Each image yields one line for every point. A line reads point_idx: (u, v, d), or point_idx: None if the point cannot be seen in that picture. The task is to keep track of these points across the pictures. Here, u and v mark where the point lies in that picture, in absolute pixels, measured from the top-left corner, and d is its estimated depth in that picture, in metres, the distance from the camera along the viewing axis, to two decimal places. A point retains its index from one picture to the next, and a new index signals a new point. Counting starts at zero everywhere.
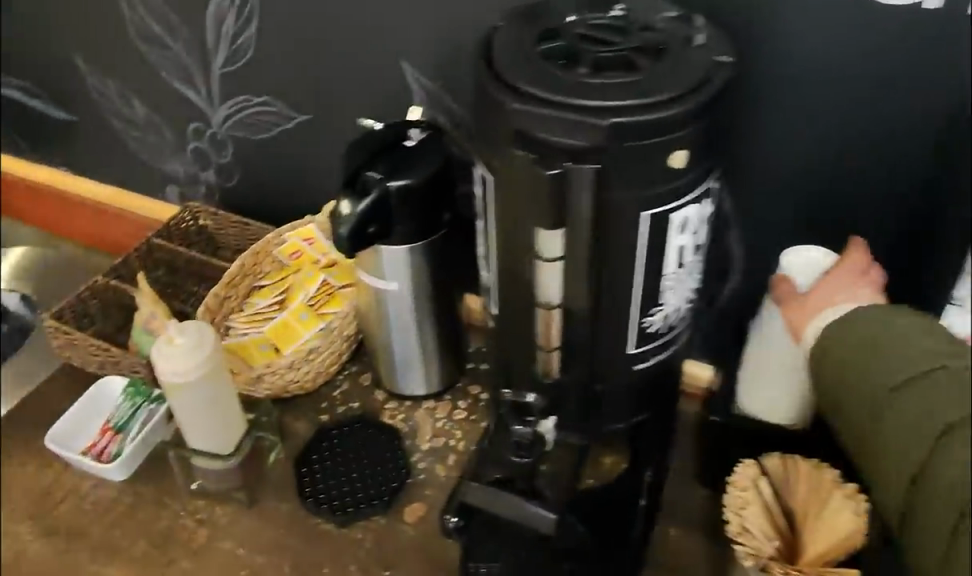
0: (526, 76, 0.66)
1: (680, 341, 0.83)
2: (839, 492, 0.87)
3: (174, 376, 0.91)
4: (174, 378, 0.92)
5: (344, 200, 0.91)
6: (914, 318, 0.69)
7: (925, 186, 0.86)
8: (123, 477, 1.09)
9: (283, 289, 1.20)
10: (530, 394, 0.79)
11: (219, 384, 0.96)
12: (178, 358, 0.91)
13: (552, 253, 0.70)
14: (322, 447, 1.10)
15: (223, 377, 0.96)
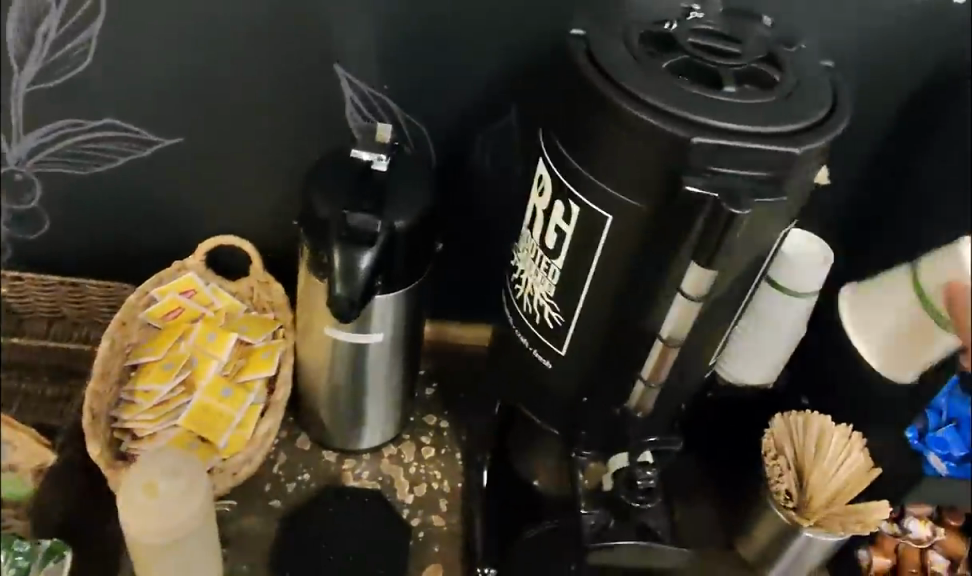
0: (676, 100, 0.59)
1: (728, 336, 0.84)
2: (841, 432, 0.91)
3: (144, 538, 0.67)
4: (163, 541, 0.67)
5: (339, 255, 0.73)
6: None
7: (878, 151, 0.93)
8: None
9: (180, 363, 0.92)
10: (646, 452, 0.75)
11: (201, 539, 0.71)
12: (151, 515, 0.66)
13: (696, 293, 0.64)
14: (297, 540, 0.91)
15: (209, 528, 0.71)
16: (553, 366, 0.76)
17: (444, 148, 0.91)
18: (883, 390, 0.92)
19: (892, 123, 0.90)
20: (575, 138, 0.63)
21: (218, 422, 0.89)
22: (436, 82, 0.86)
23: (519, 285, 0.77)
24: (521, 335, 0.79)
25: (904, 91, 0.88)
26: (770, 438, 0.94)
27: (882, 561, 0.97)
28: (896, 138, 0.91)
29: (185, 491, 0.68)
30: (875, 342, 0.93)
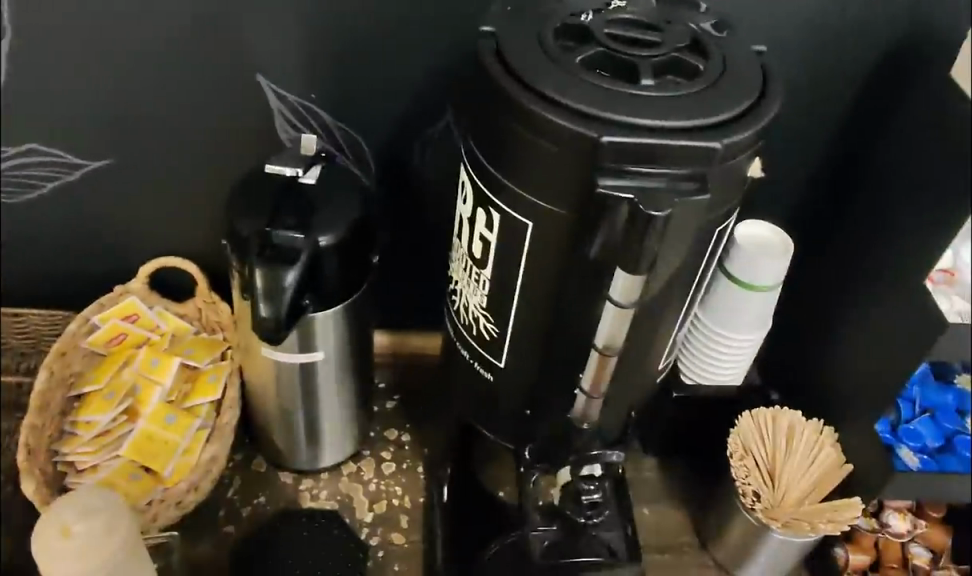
0: (587, 98, 0.55)
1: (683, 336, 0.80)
2: (809, 428, 0.90)
3: None
4: None
5: (260, 276, 0.70)
6: None
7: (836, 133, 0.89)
8: None
9: (122, 392, 0.89)
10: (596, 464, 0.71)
11: None
12: (68, 560, 0.64)
13: (625, 300, 0.60)
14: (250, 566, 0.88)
15: (132, 569, 0.69)
16: (495, 378, 0.74)
17: (382, 155, 0.87)
18: (850, 383, 0.88)
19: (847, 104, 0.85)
20: (490, 142, 0.60)
21: (163, 451, 0.86)
22: (365, 88, 0.82)
23: (455, 297, 0.74)
24: (463, 348, 0.76)
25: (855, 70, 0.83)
26: (737, 438, 0.91)
27: (859, 557, 0.93)
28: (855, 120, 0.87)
29: (105, 533, 0.65)
30: (841, 334, 0.89)
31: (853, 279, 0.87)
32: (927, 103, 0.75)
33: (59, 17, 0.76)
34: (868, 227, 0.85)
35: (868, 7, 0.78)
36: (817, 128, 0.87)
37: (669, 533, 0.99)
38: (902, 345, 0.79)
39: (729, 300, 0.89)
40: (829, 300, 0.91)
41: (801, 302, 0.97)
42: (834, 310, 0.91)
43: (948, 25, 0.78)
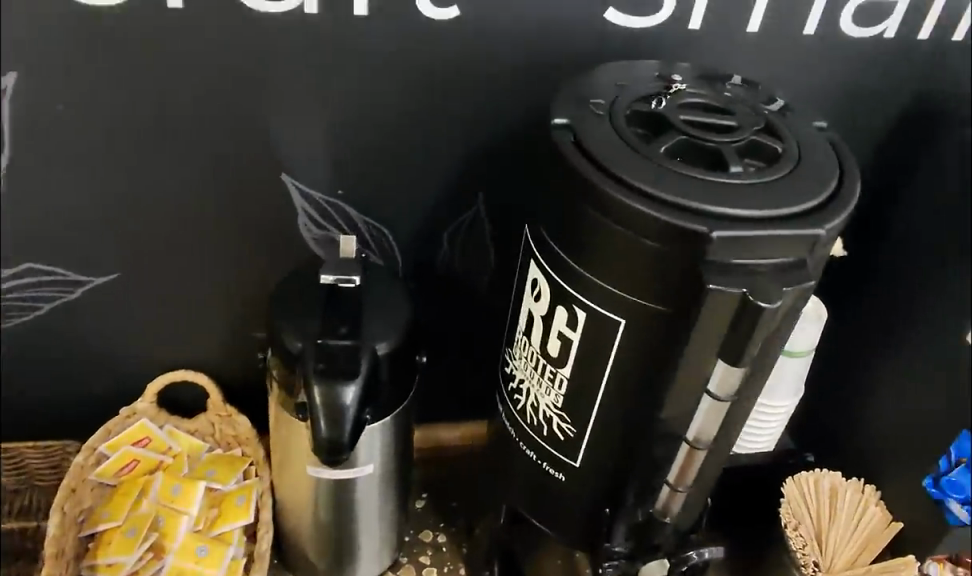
0: (687, 191, 0.54)
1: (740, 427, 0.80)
2: (851, 489, 0.90)
3: None
4: None
5: (318, 391, 0.65)
6: None
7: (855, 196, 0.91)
8: None
9: (145, 526, 0.82)
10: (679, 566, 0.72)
11: None
12: None
13: (724, 393, 0.59)
14: None
15: None
16: (568, 478, 0.71)
17: (414, 247, 0.85)
18: (894, 440, 0.89)
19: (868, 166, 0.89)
20: (570, 238, 0.59)
21: None
22: (399, 182, 0.80)
23: (519, 396, 0.71)
24: (528, 448, 0.73)
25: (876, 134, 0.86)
26: (788, 508, 0.89)
27: None
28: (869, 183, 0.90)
29: None
30: (879, 392, 0.91)
31: (885, 337, 0.89)
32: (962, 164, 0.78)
33: (75, 132, 0.71)
34: (902, 285, 0.87)
35: (890, 76, 0.81)
36: None
37: None
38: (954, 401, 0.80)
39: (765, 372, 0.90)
40: (862, 359, 0.93)
41: (829, 361, 0.98)
42: (868, 368, 0.92)
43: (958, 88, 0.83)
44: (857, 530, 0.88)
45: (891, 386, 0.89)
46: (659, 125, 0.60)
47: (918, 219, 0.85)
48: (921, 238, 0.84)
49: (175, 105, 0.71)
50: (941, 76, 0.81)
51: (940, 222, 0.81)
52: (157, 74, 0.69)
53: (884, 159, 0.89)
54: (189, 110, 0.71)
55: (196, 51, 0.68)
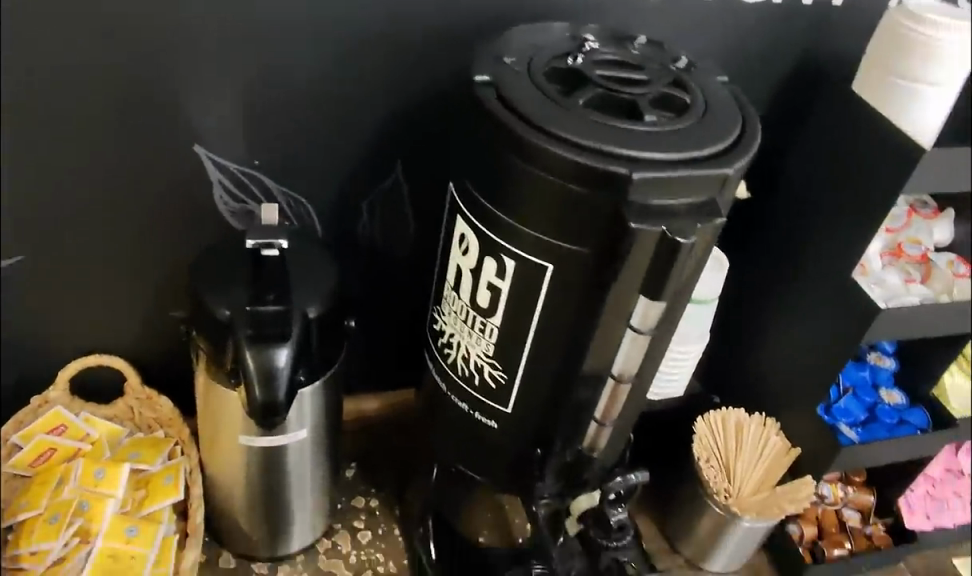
0: (606, 138, 0.57)
1: None
2: (754, 423, 0.98)
3: None
4: None
5: (250, 357, 0.65)
6: None
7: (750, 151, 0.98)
8: None
9: (69, 512, 0.79)
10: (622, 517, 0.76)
11: None
12: None
13: (644, 326, 0.63)
14: None
15: None
16: (500, 424, 0.74)
17: (332, 215, 0.85)
18: (790, 374, 0.97)
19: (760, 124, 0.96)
20: (494, 189, 0.62)
21: (131, 566, 0.78)
22: (316, 149, 0.80)
23: (449, 350, 0.74)
24: (460, 400, 0.76)
25: (767, 93, 0.93)
26: (700, 443, 0.97)
27: (810, 530, 1.01)
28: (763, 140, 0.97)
29: None
30: (775, 331, 0.98)
31: (781, 280, 0.97)
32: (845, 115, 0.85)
33: None
34: (793, 231, 0.94)
35: (779, 37, 0.87)
36: None
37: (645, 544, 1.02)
38: (843, 333, 0.88)
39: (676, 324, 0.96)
40: (759, 302, 1.00)
41: (730, 308, 1.05)
42: (765, 310, 1.00)
43: (838, 49, 0.90)
44: (760, 459, 0.96)
45: (786, 324, 0.96)
46: (578, 80, 0.63)
47: (805, 169, 0.92)
48: (809, 187, 0.92)
49: (79, 74, 0.68)
50: (824, 38, 0.89)
51: (826, 170, 0.89)
52: (63, 39, 0.66)
53: (775, 116, 0.96)
54: (97, 79, 0.69)
55: (103, 16, 0.66)
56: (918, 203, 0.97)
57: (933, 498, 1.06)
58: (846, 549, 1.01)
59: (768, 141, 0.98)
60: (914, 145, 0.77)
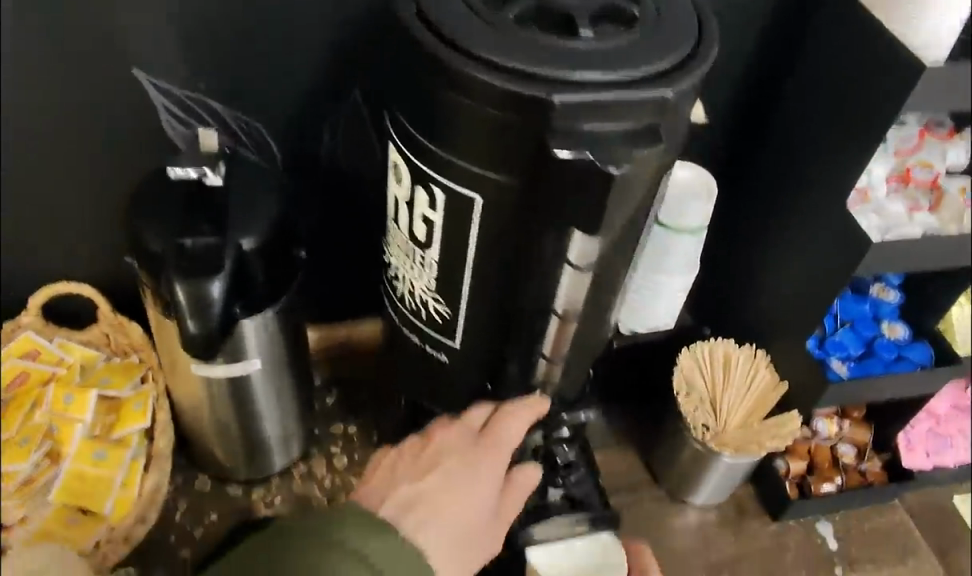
0: (529, 58, 0.52)
1: None
2: (745, 354, 0.93)
3: None
4: None
5: (179, 291, 0.64)
6: None
7: (748, 66, 0.90)
8: None
9: (38, 435, 0.81)
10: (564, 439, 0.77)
11: None
12: None
13: (581, 260, 0.59)
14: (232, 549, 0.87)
15: None
16: (451, 359, 0.72)
17: (287, 138, 0.82)
18: (780, 306, 0.91)
19: (759, 36, 0.87)
20: (419, 114, 0.57)
21: (98, 489, 0.80)
22: (260, 69, 0.76)
23: (397, 282, 0.71)
24: (411, 332, 0.74)
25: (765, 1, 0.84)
26: (682, 377, 0.92)
27: (798, 465, 0.97)
28: (762, 53, 0.89)
29: None
30: (764, 262, 0.92)
31: (774, 208, 0.90)
32: (845, 26, 0.77)
33: None
34: (789, 155, 0.87)
35: None
36: (731, 64, 0.89)
37: (624, 474, 1.00)
38: (833, 265, 0.82)
39: (658, 252, 0.91)
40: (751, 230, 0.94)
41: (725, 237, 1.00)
42: (757, 239, 0.93)
43: None
44: (748, 393, 0.91)
45: (777, 254, 0.90)
46: None
47: (804, 84, 0.84)
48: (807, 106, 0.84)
49: None
50: None
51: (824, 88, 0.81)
52: None
53: (777, 27, 0.87)
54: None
55: None
56: (933, 122, 0.87)
57: (938, 436, 1.02)
58: (835, 485, 0.98)
59: (768, 53, 0.89)
60: (915, 58, 0.69)
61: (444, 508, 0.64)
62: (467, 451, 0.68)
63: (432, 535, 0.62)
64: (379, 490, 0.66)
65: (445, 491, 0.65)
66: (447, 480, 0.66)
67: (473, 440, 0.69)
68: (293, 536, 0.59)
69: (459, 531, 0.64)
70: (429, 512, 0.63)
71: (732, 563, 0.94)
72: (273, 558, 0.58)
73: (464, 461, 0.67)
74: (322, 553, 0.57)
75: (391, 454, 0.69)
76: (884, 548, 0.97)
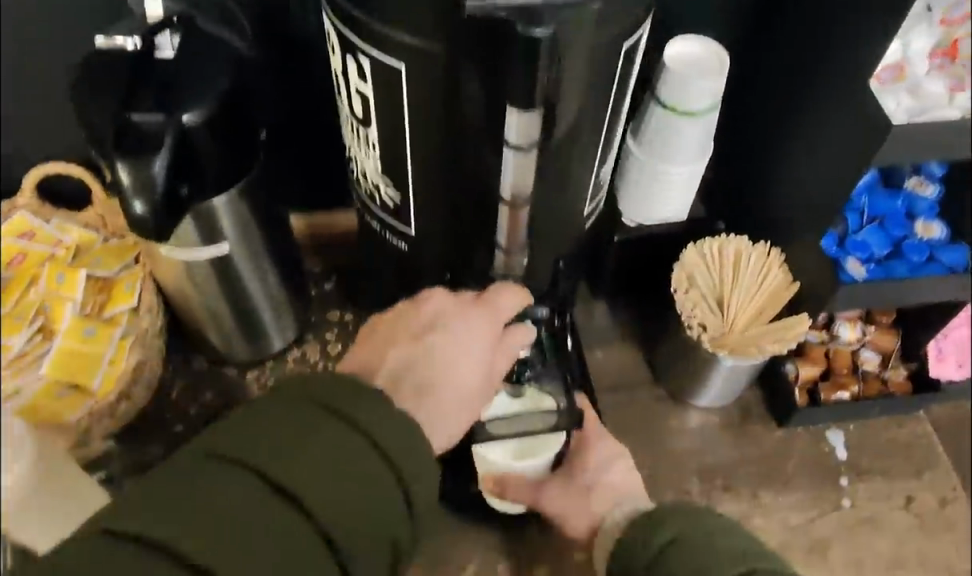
0: None
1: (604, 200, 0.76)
2: (756, 252, 0.85)
3: None
4: None
5: (122, 170, 0.63)
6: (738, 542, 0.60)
7: None
8: None
9: (31, 311, 0.84)
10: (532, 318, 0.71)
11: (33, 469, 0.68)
12: None
13: (523, 140, 0.53)
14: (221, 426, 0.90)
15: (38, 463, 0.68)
16: (410, 245, 0.69)
17: (253, 9, 0.77)
18: (796, 198, 0.83)
19: None
20: None
21: (88, 365, 0.82)
22: None
23: (352, 164, 0.68)
24: (372, 218, 0.71)
25: None
26: (684, 269, 0.85)
27: (810, 370, 0.90)
28: None
29: None
30: (780, 149, 0.83)
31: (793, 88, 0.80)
32: None
33: None
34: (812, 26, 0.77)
35: None
36: None
37: (624, 371, 0.96)
38: (850, 151, 0.73)
39: (661, 137, 0.82)
40: (766, 113, 0.84)
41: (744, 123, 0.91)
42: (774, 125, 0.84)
43: None
44: (754, 294, 0.84)
45: (793, 139, 0.81)
46: None
47: None
48: None
49: None
50: None
51: None
52: None
53: None
54: None
55: None
56: None
57: None
58: (851, 393, 0.91)
59: None
60: None
61: (441, 382, 0.57)
62: (463, 313, 0.60)
63: (428, 411, 0.57)
64: (365, 361, 0.59)
65: (439, 361, 0.58)
66: (444, 349, 0.58)
67: (470, 301, 0.61)
68: (281, 401, 0.48)
69: (457, 401, 0.58)
70: (422, 385, 0.57)
71: (729, 466, 0.89)
72: (258, 425, 0.47)
73: (459, 326, 0.59)
74: (317, 423, 0.46)
75: (377, 321, 0.61)
76: (900, 460, 0.91)
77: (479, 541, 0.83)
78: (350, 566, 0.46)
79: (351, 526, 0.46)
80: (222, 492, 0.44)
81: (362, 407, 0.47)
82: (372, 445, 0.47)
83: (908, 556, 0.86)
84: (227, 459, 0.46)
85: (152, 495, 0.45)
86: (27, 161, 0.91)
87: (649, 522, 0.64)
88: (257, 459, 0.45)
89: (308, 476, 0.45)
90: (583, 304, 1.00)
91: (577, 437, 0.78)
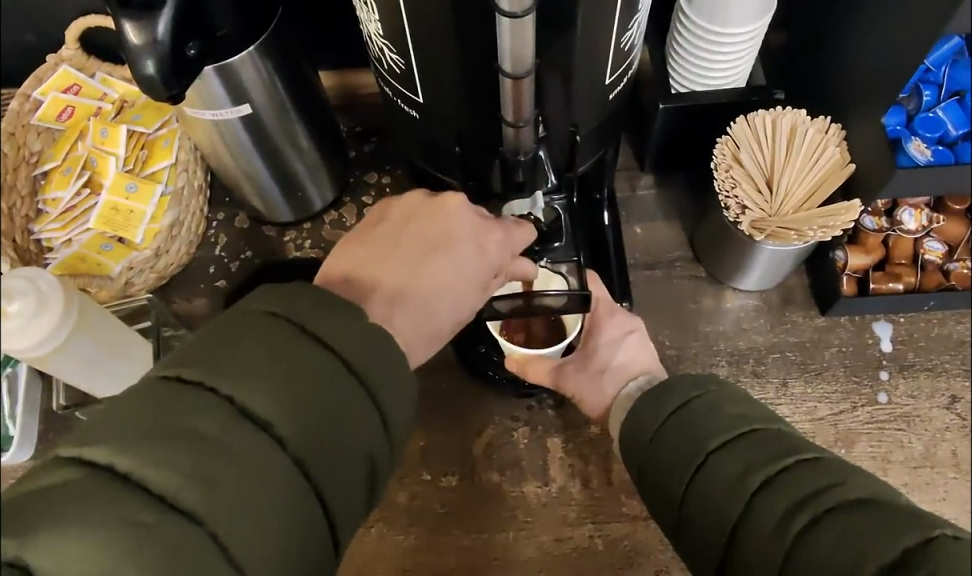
0: None
1: (635, 66, 0.70)
2: (814, 130, 0.76)
3: (33, 349, 0.64)
4: (36, 343, 0.64)
5: (127, 28, 0.61)
6: (752, 419, 0.55)
7: None
8: (28, 452, 0.82)
9: (78, 166, 0.87)
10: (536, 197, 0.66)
11: (90, 328, 0.72)
12: (31, 331, 0.62)
13: (519, 8, 0.48)
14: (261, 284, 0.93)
15: (91, 320, 0.72)
16: (421, 115, 0.66)
17: None
18: (862, 70, 0.74)
19: None
20: None
21: (130, 220, 0.85)
22: None
23: (362, 26, 0.64)
24: (386, 85, 0.68)
25: None
26: (729, 142, 0.78)
27: (860, 259, 0.84)
28: None
29: (42, 305, 0.63)
30: (851, 12, 0.74)
31: None
32: None
33: None
34: None
35: None
36: None
37: (662, 248, 0.92)
38: (924, 20, 0.64)
39: None
40: None
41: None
42: None
43: None
44: (809, 177, 0.76)
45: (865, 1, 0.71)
46: None
47: None
48: None
49: None
50: None
51: None
52: None
53: None
54: None
55: None
56: None
57: None
58: (903, 285, 0.85)
59: None
60: None
61: (431, 306, 0.54)
62: (463, 227, 0.56)
63: (404, 318, 0.53)
64: (349, 277, 0.54)
65: (432, 279, 0.54)
66: (438, 269, 0.54)
67: (472, 214, 0.56)
68: (242, 316, 0.44)
69: (446, 323, 0.56)
70: (409, 307, 0.53)
71: (761, 352, 0.87)
72: (225, 341, 0.42)
73: (458, 240, 0.55)
74: (287, 343, 0.42)
75: (368, 230, 0.56)
76: (948, 358, 0.87)
77: (498, 408, 0.85)
78: (326, 496, 0.43)
79: (328, 456, 0.42)
80: (194, 417, 0.39)
81: (335, 322, 0.44)
82: (348, 365, 0.43)
83: (940, 454, 0.83)
84: (193, 380, 0.40)
85: (108, 423, 0.39)
86: (67, 11, 0.91)
87: (661, 393, 0.60)
88: (224, 380, 0.41)
89: (278, 400, 0.41)
90: (626, 177, 0.96)
91: (589, 315, 0.76)
